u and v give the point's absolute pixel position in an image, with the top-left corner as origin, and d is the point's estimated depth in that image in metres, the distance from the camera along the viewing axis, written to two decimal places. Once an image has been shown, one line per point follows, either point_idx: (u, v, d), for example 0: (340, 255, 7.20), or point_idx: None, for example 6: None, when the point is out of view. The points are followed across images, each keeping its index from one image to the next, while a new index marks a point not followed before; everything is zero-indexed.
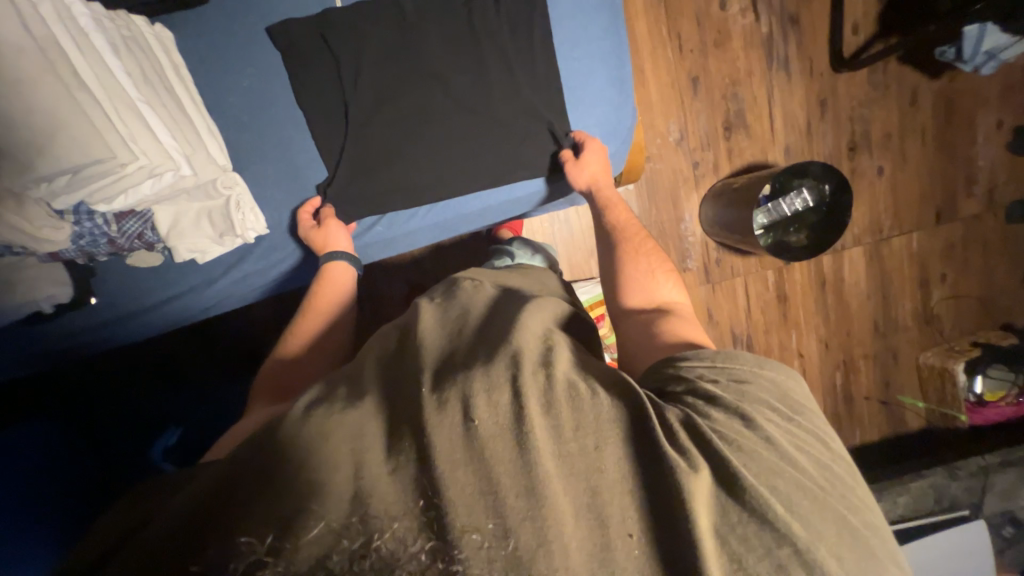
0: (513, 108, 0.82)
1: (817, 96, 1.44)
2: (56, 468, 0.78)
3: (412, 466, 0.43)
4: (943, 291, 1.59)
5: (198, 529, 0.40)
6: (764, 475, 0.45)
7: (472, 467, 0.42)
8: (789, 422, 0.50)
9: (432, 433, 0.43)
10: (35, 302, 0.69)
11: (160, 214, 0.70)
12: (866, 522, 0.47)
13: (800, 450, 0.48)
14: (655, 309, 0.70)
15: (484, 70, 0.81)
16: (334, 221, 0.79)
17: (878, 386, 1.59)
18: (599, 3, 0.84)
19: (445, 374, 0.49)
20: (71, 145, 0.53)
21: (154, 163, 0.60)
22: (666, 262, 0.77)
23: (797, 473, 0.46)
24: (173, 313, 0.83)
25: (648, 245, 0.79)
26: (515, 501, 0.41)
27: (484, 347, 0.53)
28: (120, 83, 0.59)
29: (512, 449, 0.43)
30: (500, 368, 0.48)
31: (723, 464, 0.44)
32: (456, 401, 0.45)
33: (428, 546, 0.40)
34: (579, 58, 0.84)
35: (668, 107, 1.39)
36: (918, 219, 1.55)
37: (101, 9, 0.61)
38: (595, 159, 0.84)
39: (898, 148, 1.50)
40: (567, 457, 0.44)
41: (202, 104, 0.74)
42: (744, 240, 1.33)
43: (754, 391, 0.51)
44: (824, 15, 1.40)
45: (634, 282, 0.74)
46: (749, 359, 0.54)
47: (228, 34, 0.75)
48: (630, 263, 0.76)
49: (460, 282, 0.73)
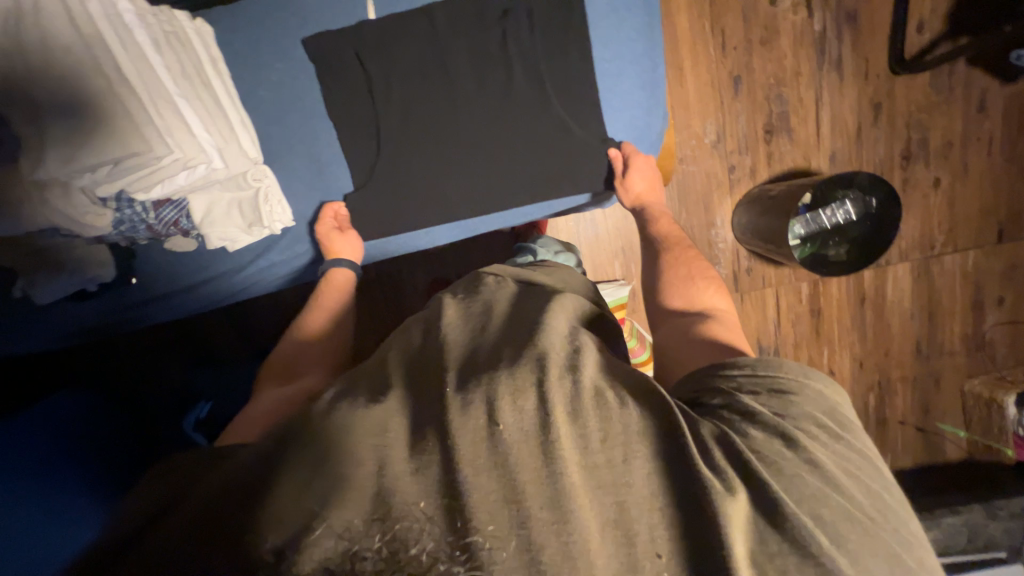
0: (540, 110, 0.81)
1: (871, 100, 1.35)
2: (94, 428, 0.84)
3: (437, 465, 0.42)
4: (998, 316, 1.47)
5: (220, 520, 0.40)
6: (818, 506, 0.41)
7: (496, 472, 0.41)
8: (839, 442, 0.46)
9: (454, 434, 0.42)
10: (82, 281, 0.74)
11: (195, 202, 0.72)
12: (924, 566, 0.42)
13: (852, 476, 0.44)
14: (690, 312, 0.68)
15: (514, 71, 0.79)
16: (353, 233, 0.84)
17: (916, 412, 1.50)
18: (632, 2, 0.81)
19: (469, 375, 0.49)
20: (111, 138, 0.57)
21: (187, 156, 0.63)
22: (709, 270, 0.75)
23: (851, 504, 0.42)
24: (205, 296, 0.87)
25: (694, 255, 0.78)
26: (539, 512, 0.39)
27: (507, 348, 0.52)
28: (159, 77, 0.61)
29: (537, 455, 0.42)
30: (526, 371, 0.47)
31: (765, 489, 0.41)
32: (481, 402, 0.44)
33: (430, 549, 0.38)
34: (609, 60, 0.81)
35: (706, 107, 1.33)
36: (977, 237, 1.43)
37: (145, 5, 0.63)
38: (641, 178, 0.84)
39: (960, 158, 1.39)
40: (595, 468, 0.42)
41: (237, 96, 0.74)
42: (777, 249, 1.27)
43: (802, 407, 0.47)
44: (885, 11, 1.30)
45: (676, 287, 0.73)
46: (796, 368, 0.50)
47: (261, 28, 0.75)
48: (668, 268, 0.76)
49: (483, 278, 0.73)
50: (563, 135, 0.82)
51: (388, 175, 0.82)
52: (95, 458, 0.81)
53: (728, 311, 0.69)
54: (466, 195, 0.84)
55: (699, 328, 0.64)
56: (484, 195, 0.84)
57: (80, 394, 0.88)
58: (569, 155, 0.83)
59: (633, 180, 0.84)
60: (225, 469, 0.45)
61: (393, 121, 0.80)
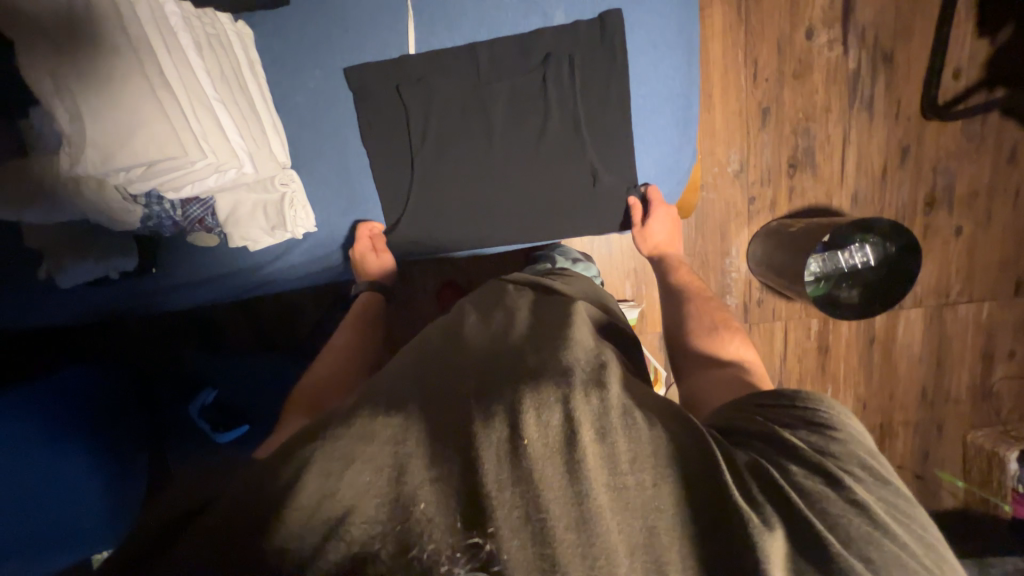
0: (567, 131, 0.80)
1: (899, 142, 1.33)
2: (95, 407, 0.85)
3: (455, 479, 0.43)
4: (1007, 368, 1.46)
5: (223, 536, 0.40)
6: (865, 545, 0.41)
7: (519, 488, 0.41)
8: (882, 484, 0.46)
9: (483, 444, 0.43)
10: (108, 269, 0.75)
11: (221, 201, 0.74)
12: None
13: (893, 514, 0.44)
14: (720, 359, 0.68)
15: (546, 97, 0.79)
16: (387, 256, 0.87)
17: (915, 457, 1.49)
18: (673, 40, 0.80)
19: (494, 387, 0.49)
20: (148, 141, 0.57)
21: (219, 160, 0.63)
22: (733, 322, 0.77)
23: (900, 546, 0.41)
24: (222, 291, 0.89)
25: (718, 308, 0.80)
26: (565, 532, 0.40)
27: (531, 362, 0.53)
28: (199, 82, 0.62)
29: (560, 471, 0.42)
30: (550, 387, 0.48)
31: (812, 527, 0.42)
32: (503, 418, 0.45)
33: (431, 548, 0.39)
34: (644, 96, 0.80)
35: (731, 136, 1.32)
36: (994, 288, 1.42)
37: (191, 9, 0.64)
38: (662, 226, 0.88)
39: (984, 208, 1.37)
40: (623, 489, 0.43)
41: (270, 100, 0.76)
42: (791, 286, 1.26)
43: (844, 443, 0.48)
44: (923, 55, 1.28)
45: (707, 333, 0.75)
46: (834, 405, 0.52)
47: (301, 35, 0.76)
48: (692, 317, 0.78)
49: (509, 292, 0.75)
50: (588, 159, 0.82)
51: (420, 188, 0.83)
52: (100, 425, 0.84)
53: (754, 362, 0.69)
54: (489, 207, 0.84)
55: (727, 379, 0.64)
56: (505, 218, 0.85)
57: (87, 370, 0.89)
58: (591, 183, 0.84)
59: (654, 229, 0.88)
60: (244, 473, 0.46)
61: (426, 139, 0.80)
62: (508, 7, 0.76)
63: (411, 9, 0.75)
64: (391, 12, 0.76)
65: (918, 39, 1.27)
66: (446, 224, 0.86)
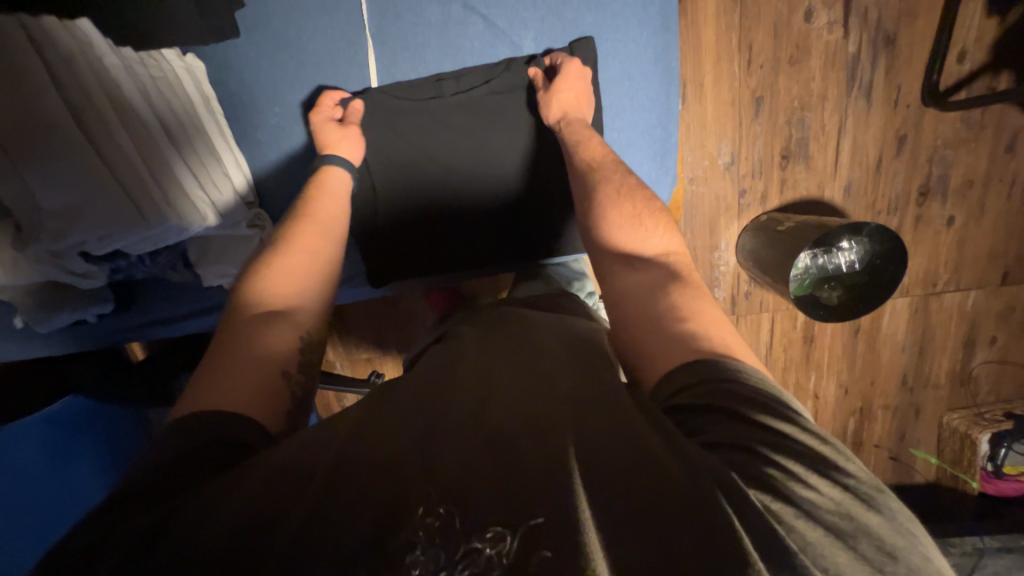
0: (521, 132, 0.90)
1: (896, 131, 1.28)
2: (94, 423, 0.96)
3: (446, 486, 0.46)
4: (987, 354, 1.49)
5: (220, 551, 0.43)
6: (826, 553, 0.41)
7: (505, 496, 0.45)
8: (856, 489, 0.45)
9: (475, 460, 0.48)
10: (84, 313, 0.82)
11: (190, 247, 0.84)
12: None
13: (862, 513, 0.44)
14: (642, 258, 0.72)
15: (505, 115, 0.89)
16: (354, 130, 0.85)
17: (892, 437, 1.55)
18: (651, 68, 0.88)
19: (486, 411, 0.55)
20: (108, 209, 0.64)
21: (187, 220, 0.73)
22: (655, 207, 0.77)
23: (860, 557, 0.41)
24: (204, 323, 0.95)
25: (629, 184, 0.79)
26: (552, 541, 0.42)
27: (518, 390, 0.58)
28: (152, 132, 0.70)
29: (540, 480, 0.46)
30: (534, 415, 0.53)
31: (776, 530, 0.42)
32: (492, 439, 0.50)
33: (429, 553, 0.42)
34: (619, 128, 0.92)
35: (723, 127, 1.27)
36: (981, 277, 1.41)
37: (132, 54, 0.71)
38: (567, 88, 0.83)
39: (977, 198, 1.35)
40: (605, 501, 0.45)
41: (230, 135, 0.85)
42: (774, 281, 1.27)
43: (821, 448, 0.48)
44: (928, 36, 1.21)
45: (630, 224, 0.75)
46: (807, 414, 0.52)
47: (287, 77, 0.85)
48: (610, 208, 0.77)
49: (500, 312, 0.81)
50: (547, 168, 0.92)
51: (380, 165, 0.91)
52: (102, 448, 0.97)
53: (678, 250, 0.73)
54: (452, 185, 0.92)
55: (657, 281, 0.67)
56: (469, 197, 0.93)
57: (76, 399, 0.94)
58: (537, 200, 0.94)
59: (559, 89, 0.83)
60: (216, 484, 0.49)
61: (382, 131, 0.89)
62: (475, 35, 0.86)
63: (372, 43, 0.85)
64: (355, 46, 0.85)
65: (922, 21, 1.20)
66: (414, 198, 0.93)
